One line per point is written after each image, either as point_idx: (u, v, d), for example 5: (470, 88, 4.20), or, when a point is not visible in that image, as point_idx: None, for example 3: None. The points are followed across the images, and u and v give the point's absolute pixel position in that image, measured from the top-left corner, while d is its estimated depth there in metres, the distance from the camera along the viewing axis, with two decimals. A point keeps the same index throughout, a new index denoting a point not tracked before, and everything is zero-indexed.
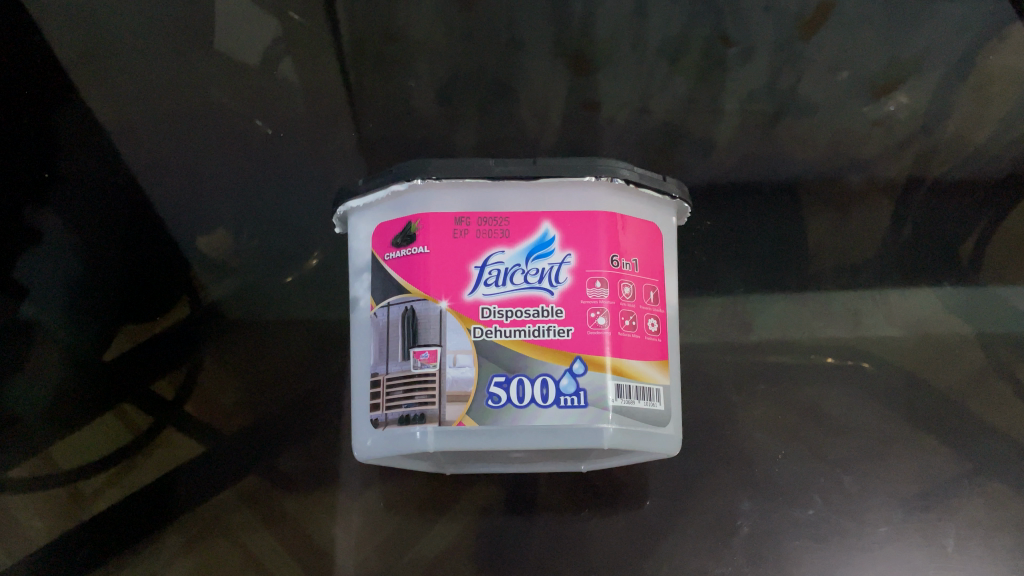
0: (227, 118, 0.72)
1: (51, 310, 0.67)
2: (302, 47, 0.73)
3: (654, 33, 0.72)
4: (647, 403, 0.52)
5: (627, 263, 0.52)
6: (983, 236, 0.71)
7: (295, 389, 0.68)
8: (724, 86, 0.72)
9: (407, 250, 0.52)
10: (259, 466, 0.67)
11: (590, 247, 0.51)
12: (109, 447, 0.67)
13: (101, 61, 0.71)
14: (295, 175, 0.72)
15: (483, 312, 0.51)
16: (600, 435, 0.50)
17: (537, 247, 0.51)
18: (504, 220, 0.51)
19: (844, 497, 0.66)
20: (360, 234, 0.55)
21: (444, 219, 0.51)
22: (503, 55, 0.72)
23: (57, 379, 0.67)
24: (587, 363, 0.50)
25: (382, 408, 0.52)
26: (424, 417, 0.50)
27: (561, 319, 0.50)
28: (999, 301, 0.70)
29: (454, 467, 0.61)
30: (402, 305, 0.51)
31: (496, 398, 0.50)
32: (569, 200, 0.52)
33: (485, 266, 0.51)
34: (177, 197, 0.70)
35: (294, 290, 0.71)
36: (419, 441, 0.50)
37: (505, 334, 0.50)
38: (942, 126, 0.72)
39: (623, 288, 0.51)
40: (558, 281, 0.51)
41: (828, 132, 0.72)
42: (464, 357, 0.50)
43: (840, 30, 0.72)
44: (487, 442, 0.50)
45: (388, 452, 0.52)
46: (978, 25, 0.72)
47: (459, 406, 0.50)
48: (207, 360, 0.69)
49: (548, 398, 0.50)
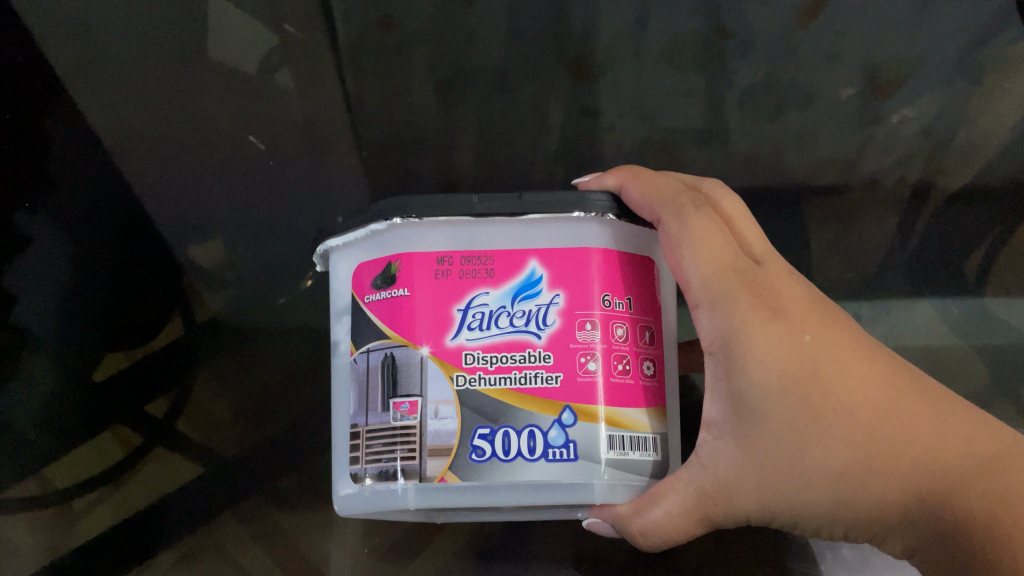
0: (225, 131, 0.72)
1: (48, 319, 0.66)
2: (300, 56, 0.73)
3: (653, 38, 0.74)
4: (641, 454, 0.49)
5: (619, 302, 0.49)
6: (986, 257, 0.72)
7: (292, 411, 0.68)
8: (722, 83, 0.74)
9: (388, 292, 0.49)
10: (257, 487, 0.66)
11: (579, 288, 0.48)
12: (102, 466, 0.66)
13: (102, 67, 0.72)
14: (297, 189, 0.72)
15: (465, 358, 0.48)
16: (590, 490, 0.48)
17: (524, 287, 0.48)
18: (488, 260, 0.49)
19: (859, 551, 0.63)
20: (341, 274, 0.53)
21: (427, 259, 0.49)
22: (502, 59, 0.73)
23: (54, 389, 0.66)
24: (576, 412, 0.47)
25: (361, 461, 0.49)
26: (406, 472, 0.48)
27: (548, 365, 0.48)
28: (997, 315, 0.71)
29: (442, 518, 0.56)
30: (382, 351, 0.49)
31: (480, 451, 0.47)
32: (558, 237, 0.49)
33: (468, 309, 0.48)
34: (176, 212, 0.71)
35: (289, 310, 0.71)
36: (399, 497, 0.48)
37: (489, 382, 0.47)
38: (947, 133, 0.73)
39: (614, 330, 0.48)
40: (546, 324, 0.48)
41: (832, 135, 0.73)
42: (446, 409, 0.47)
43: (837, 23, 0.74)
44: (472, 497, 0.47)
45: (370, 507, 0.49)
46: (979, 25, 0.73)
47: (440, 460, 0.47)
48: (200, 378, 0.69)
49: (535, 451, 0.47)
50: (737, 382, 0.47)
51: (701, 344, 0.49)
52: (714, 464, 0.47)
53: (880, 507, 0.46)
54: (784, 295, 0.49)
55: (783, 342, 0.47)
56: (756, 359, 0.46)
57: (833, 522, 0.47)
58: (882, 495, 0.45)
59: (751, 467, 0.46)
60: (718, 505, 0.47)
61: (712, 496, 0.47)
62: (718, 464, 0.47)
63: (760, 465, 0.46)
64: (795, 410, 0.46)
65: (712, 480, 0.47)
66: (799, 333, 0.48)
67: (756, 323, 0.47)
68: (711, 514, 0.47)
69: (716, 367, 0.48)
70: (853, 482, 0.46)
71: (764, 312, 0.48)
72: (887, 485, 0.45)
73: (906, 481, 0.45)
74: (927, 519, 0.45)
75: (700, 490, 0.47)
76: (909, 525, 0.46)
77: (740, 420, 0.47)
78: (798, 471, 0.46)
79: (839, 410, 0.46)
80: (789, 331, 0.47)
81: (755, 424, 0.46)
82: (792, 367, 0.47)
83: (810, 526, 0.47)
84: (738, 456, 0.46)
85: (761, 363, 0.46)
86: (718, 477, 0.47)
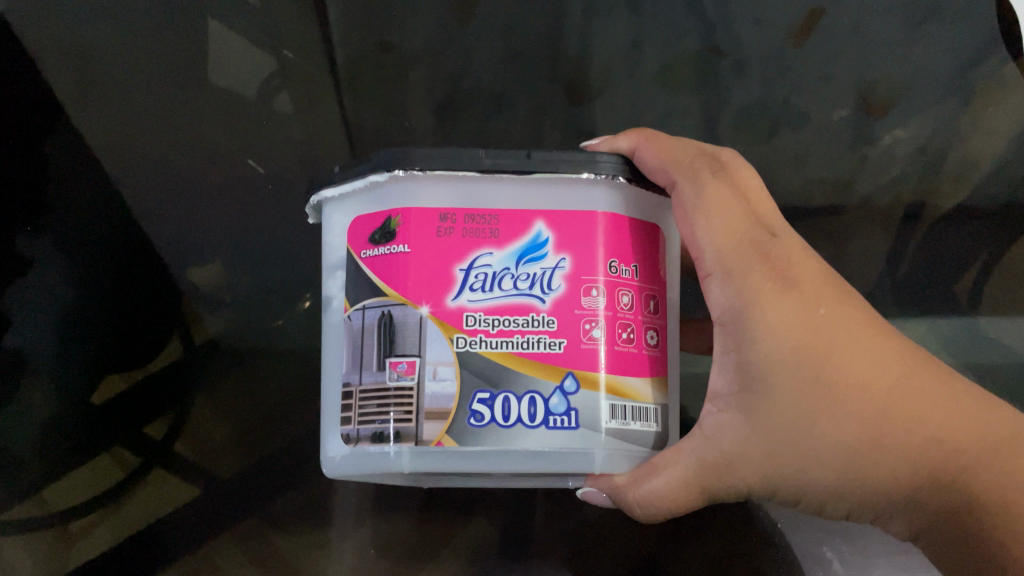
0: (223, 154, 0.73)
1: (45, 345, 0.65)
2: (298, 82, 0.74)
3: (649, 59, 0.75)
4: (642, 424, 0.47)
5: (625, 269, 0.47)
6: (977, 278, 0.73)
7: (289, 434, 0.68)
8: (717, 102, 0.74)
9: (386, 248, 0.46)
10: (254, 508, 0.65)
11: (586, 251, 0.46)
12: (101, 488, 0.64)
13: (98, 86, 0.71)
14: (295, 211, 0.73)
15: (466, 320, 0.45)
16: (591, 460, 0.46)
17: (528, 249, 0.46)
18: (492, 218, 0.46)
19: (852, 543, 0.64)
20: (335, 227, 0.50)
21: (428, 214, 0.46)
22: (498, 82, 0.74)
23: (50, 414, 0.64)
24: (579, 379, 0.45)
25: (353, 422, 0.47)
26: (400, 435, 0.45)
27: (552, 330, 0.46)
28: (992, 335, 0.72)
29: (433, 481, 0.54)
30: (379, 309, 0.46)
31: (479, 416, 0.45)
32: (566, 199, 0.47)
33: (470, 269, 0.46)
34: (175, 234, 0.71)
35: (287, 330, 0.72)
36: (392, 460, 0.45)
37: (490, 346, 0.45)
38: (940, 153, 0.74)
39: (621, 297, 0.46)
40: (551, 288, 0.46)
41: (826, 154, 0.74)
42: (445, 370, 0.45)
43: (830, 43, 0.74)
44: (468, 464, 0.45)
45: (359, 470, 0.47)
46: (974, 46, 0.74)
47: (437, 424, 0.45)
48: (199, 401, 0.68)
49: (536, 417, 0.45)
50: (748, 353, 0.46)
51: (710, 312, 0.49)
52: (718, 436, 0.46)
53: (886, 483, 0.46)
54: (798, 267, 0.48)
55: (797, 314, 0.46)
56: (768, 332, 0.46)
57: (836, 497, 0.47)
58: (890, 472, 0.46)
59: (758, 442, 0.46)
60: (721, 479, 0.47)
61: (715, 469, 0.46)
62: (724, 439, 0.46)
63: (767, 440, 0.46)
64: (806, 384, 0.46)
65: (716, 454, 0.46)
66: (814, 306, 0.47)
67: (769, 294, 0.46)
68: (712, 488, 0.47)
69: (724, 338, 0.47)
70: (862, 458, 0.46)
71: (778, 284, 0.47)
72: (897, 462, 0.45)
73: (916, 458, 0.45)
74: (934, 495, 0.46)
75: (703, 464, 0.47)
76: (913, 500, 0.46)
77: (748, 393, 0.46)
78: (806, 446, 0.46)
79: (851, 386, 0.46)
80: (804, 305, 0.47)
81: (764, 398, 0.46)
82: (805, 340, 0.46)
83: (812, 502, 0.47)
84: (744, 430, 0.46)
85: (774, 336, 0.46)
86: (724, 451, 0.46)
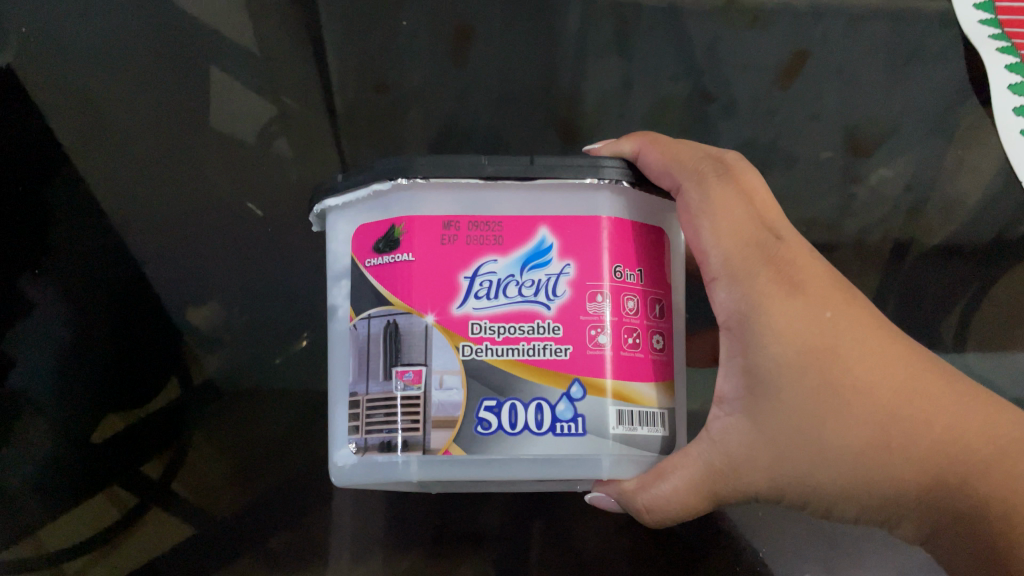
0: (218, 197, 0.73)
1: (45, 386, 0.66)
2: (297, 129, 0.74)
3: (639, 99, 0.76)
4: (650, 430, 0.47)
5: (630, 274, 0.47)
6: (971, 309, 0.72)
7: (280, 476, 0.67)
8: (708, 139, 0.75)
9: (390, 257, 0.46)
10: (250, 549, 0.64)
11: (590, 257, 0.46)
12: (95, 529, 0.64)
13: (96, 133, 0.72)
14: (292, 254, 0.72)
15: (472, 328, 0.45)
16: (599, 466, 0.46)
17: (533, 255, 0.46)
18: (496, 226, 0.46)
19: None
20: (339, 235, 0.50)
21: (432, 222, 0.46)
22: (492, 124, 0.75)
23: (49, 454, 0.65)
24: (585, 386, 0.45)
25: (361, 431, 0.47)
26: (408, 444, 0.45)
27: (558, 337, 0.46)
28: (988, 366, 0.71)
29: (441, 488, 0.52)
30: (384, 318, 0.46)
31: (486, 424, 0.45)
32: (569, 204, 0.47)
33: (475, 276, 0.46)
34: (174, 276, 0.71)
35: (286, 369, 0.70)
36: (401, 470, 0.46)
37: (497, 353, 0.45)
38: (927, 189, 0.75)
39: (625, 302, 0.47)
40: (556, 294, 0.46)
41: (815, 191, 0.74)
42: (451, 378, 0.45)
43: (817, 82, 0.75)
44: (477, 470, 0.46)
45: (369, 479, 0.47)
46: (952, 89, 0.76)
47: (445, 432, 0.45)
48: (195, 438, 0.68)
49: (543, 424, 0.45)
50: (755, 356, 0.46)
51: (716, 315, 0.49)
52: (725, 441, 0.47)
53: (895, 486, 0.46)
54: (805, 269, 0.48)
55: (804, 317, 0.47)
56: (774, 334, 0.46)
57: (844, 501, 0.47)
58: (899, 474, 0.46)
59: (765, 445, 0.46)
60: (728, 482, 0.47)
61: (722, 473, 0.47)
62: (732, 442, 0.47)
63: (774, 442, 0.46)
64: (814, 385, 0.46)
65: (722, 457, 0.47)
66: (821, 309, 0.47)
67: (776, 297, 0.47)
68: (719, 492, 0.47)
69: (731, 342, 0.48)
70: (870, 460, 0.46)
71: (786, 287, 0.47)
72: (906, 464, 0.45)
73: (925, 461, 0.45)
74: (943, 498, 0.46)
75: (710, 468, 0.47)
76: (923, 503, 0.46)
77: (755, 396, 0.46)
78: (814, 448, 0.46)
79: (860, 388, 0.46)
80: (811, 308, 0.47)
81: (771, 400, 0.46)
82: (811, 342, 0.46)
83: (820, 506, 0.47)
84: (750, 433, 0.46)
85: (780, 339, 0.46)
86: (731, 454, 0.46)
